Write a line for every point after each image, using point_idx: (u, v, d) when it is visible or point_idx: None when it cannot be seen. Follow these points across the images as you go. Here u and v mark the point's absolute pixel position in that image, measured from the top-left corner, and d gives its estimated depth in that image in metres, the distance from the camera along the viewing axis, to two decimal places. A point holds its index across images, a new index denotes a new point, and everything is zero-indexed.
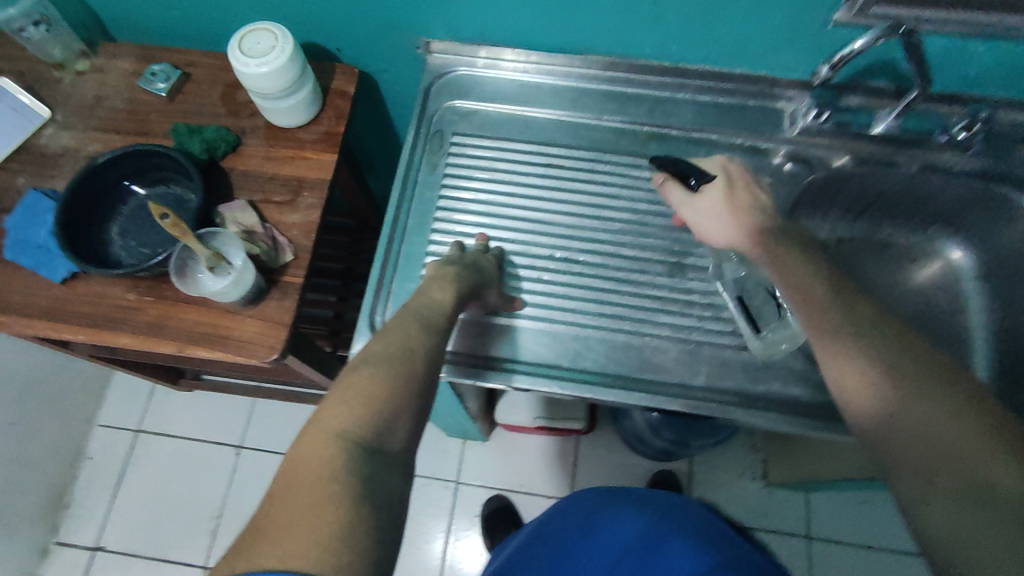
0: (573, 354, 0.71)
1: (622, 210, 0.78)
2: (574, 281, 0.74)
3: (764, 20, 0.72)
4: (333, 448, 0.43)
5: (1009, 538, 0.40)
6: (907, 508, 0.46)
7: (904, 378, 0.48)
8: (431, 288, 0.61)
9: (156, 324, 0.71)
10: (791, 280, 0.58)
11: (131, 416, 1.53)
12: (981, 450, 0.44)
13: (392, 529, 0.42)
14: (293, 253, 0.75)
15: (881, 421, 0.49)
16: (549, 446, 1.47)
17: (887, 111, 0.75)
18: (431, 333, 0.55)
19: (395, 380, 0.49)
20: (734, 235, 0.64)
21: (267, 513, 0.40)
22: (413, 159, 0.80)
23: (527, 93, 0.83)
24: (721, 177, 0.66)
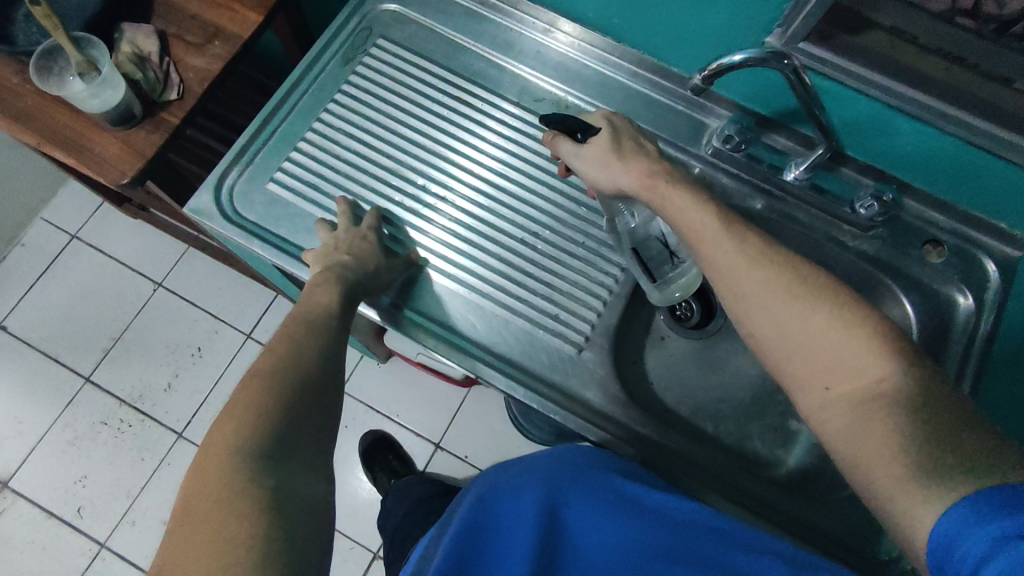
0: (403, 285, 0.71)
1: (509, 165, 0.76)
2: (431, 216, 0.73)
3: (703, 22, 0.67)
4: (224, 469, 0.49)
5: (905, 427, 0.45)
6: (812, 420, 0.51)
7: (797, 305, 0.51)
8: (313, 291, 0.63)
9: (28, 113, 0.73)
10: (689, 227, 0.57)
11: (73, 220, 1.58)
12: (867, 350, 0.48)
13: (305, 534, 0.49)
14: (180, 93, 0.74)
15: (783, 348, 0.52)
16: (438, 389, 1.47)
17: (800, 162, 0.71)
18: (321, 341, 0.60)
19: (281, 395, 0.54)
20: (620, 181, 0.63)
21: (176, 550, 0.46)
22: (332, 45, 0.79)
23: (468, 22, 0.81)
24: (605, 128, 0.65)
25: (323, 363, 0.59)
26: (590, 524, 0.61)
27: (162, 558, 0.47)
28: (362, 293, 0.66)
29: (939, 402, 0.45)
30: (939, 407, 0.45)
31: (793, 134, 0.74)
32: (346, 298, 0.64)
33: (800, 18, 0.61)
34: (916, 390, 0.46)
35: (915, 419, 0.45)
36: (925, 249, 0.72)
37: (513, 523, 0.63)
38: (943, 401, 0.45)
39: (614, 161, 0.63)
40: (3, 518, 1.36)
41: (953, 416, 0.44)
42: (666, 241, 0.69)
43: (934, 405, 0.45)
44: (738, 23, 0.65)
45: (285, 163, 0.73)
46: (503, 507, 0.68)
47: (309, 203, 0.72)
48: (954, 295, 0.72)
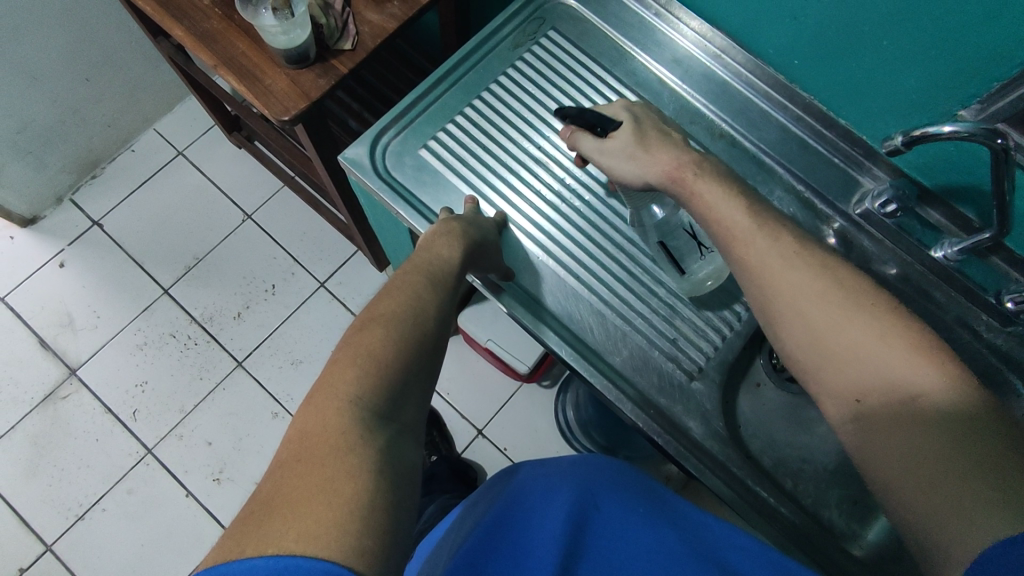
0: (526, 272, 0.71)
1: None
2: (565, 210, 0.74)
3: (892, 78, 0.66)
4: (342, 416, 0.43)
5: (942, 448, 0.45)
6: (840, 433, 0.51)
7: (832, 313, 0.53)
8: (437, 243, 0.62)
9: (212, 35, 0.76)
10: (730, 222, 0.59)
11: (182, 138, 1.64)
12: (908, 365, 0.49)
13: (408, 494, 0.42)
14: (353, 45, 0.76)
15: (814, 357, 0.53)
16: (492, 378, 1.49)
17: (952, 242, 0.69)
18: (439, 296, 0.57)
19: (400, 343, 0.50)
20: (651, 173, 0.64)
21: (279, 490, 0.39)
22: (505, 28, 0.80)
23: (640, 32, 0.81)
24: (628, 121, 0.67)
25: (438, 321, 0.55)
26: (623, 532, 0.59)
27: (257, 500, 0.39)
28: (477, 259, 0.64)
29: (974, 421, 0.45)
30: (980, 431, 0.44)
31: (951, 212, 0.71)
32: (466, 253, 0.62)
33: (1007, 96, 0.58)
34: (955, 411, 0.46)
35: (956, 441, 0.44)
36: None
37: (540, 515, 0.62)
38: (979, 416, 0.45)
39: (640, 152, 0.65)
40: (65, 403, 1.43)
41: (991, 442, 0.44)
42: (692, 230, 0.71)
43: (974, 428, 0.45)
44: (934, 89, 0.63)
45: (440, 133, 0.75)
46: (533, 499, 0.66)
47: (454, 176, 0.73)
48: None
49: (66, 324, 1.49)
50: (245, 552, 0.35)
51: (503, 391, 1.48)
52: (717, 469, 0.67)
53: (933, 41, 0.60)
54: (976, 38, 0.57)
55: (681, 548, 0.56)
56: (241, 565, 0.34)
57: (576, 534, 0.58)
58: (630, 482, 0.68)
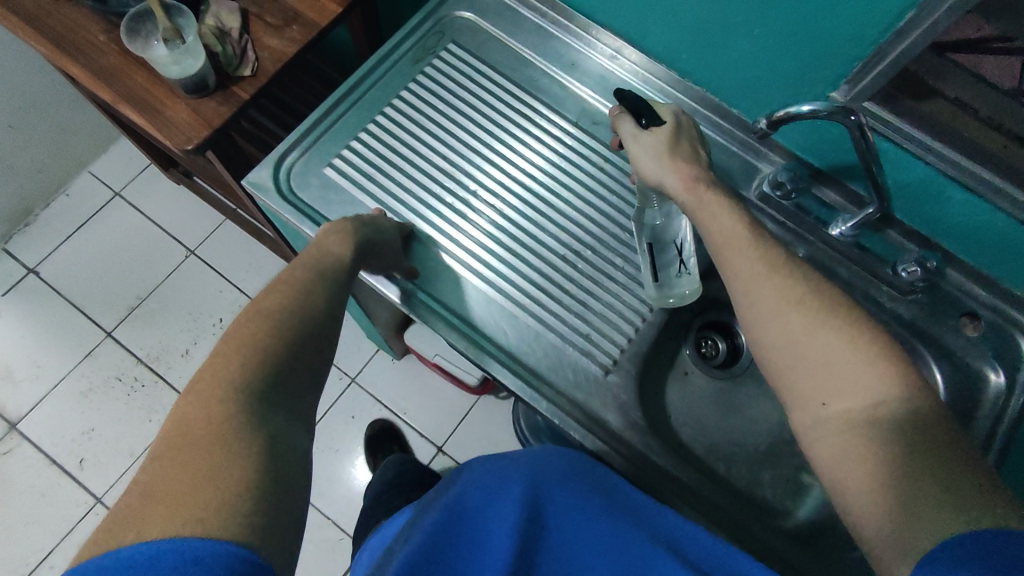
0: (442, 283, 0.72)
1: (583, 187, 0.77)
2: (480, 220, 0.75)
3: (767, 67, 0.69)
4: (223, 403, 0.45)
5: (899, 456, 0.47)
6: (805, 435, 0.53)
7: (810, 322, 0.53)
8: (326, 237, 0.61)
9: (111, 70, 0.76)
10: (720, 233, 0.59)
11: (118, 179, 1.62)
12: (880, 378, 0.50)
13: (291, 475, 0.45)
14: (253, 70, 0.77)
15: (784, 362, 0.54)
16: (448, 394, 1.48)
17: (847, 218, 0.72)
18: (331, 288, 0.58)
19: (283, 333, 0.52)
20: (667, 178, 0.62)
21: (158, 476, 0.41)
22: (405, 43, 0.81)
23: (537, 39, 0.83)
24: (670, 124, 0.65)
25: (330, 316, 0.56)
26: (575, 528, 0.60)
27: (137, 490, 0.41)
28: (372, 254, 0.65)
29: (932, 432, 0.48)
30: (939, 443, 0.47)
31: (844, 191, 0.74)
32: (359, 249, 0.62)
33: (870, 73, 0.61)
34: (916, 422, 0.48)
35: (914, 450, 0.47)
36: (962, 322, 0.71)
37: (491, 517, 0.62)
38: (931, 420, 0.48)
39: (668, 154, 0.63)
40: (8, 458, 1.38)
41: (948, 454, 0.46)
42: (680, 249, 0.70)
43: (932, 439, 0.47)
44: (805, 74, 0.66)
45: (345, 151, 0.76)
46: (482, 498, 0.65)
47: (362, 194, 0.74)
48: (987, 370, 0.70)
49: (5, 376, 1.44)
50: (125, 538, 0.38)
51: (459, 407, 1.48)
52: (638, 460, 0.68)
53: (795, 28, 0.63)
54: (831, 22, 0.60)
55: (627, 545, 0.56)
56: (120, 551, 0.37)
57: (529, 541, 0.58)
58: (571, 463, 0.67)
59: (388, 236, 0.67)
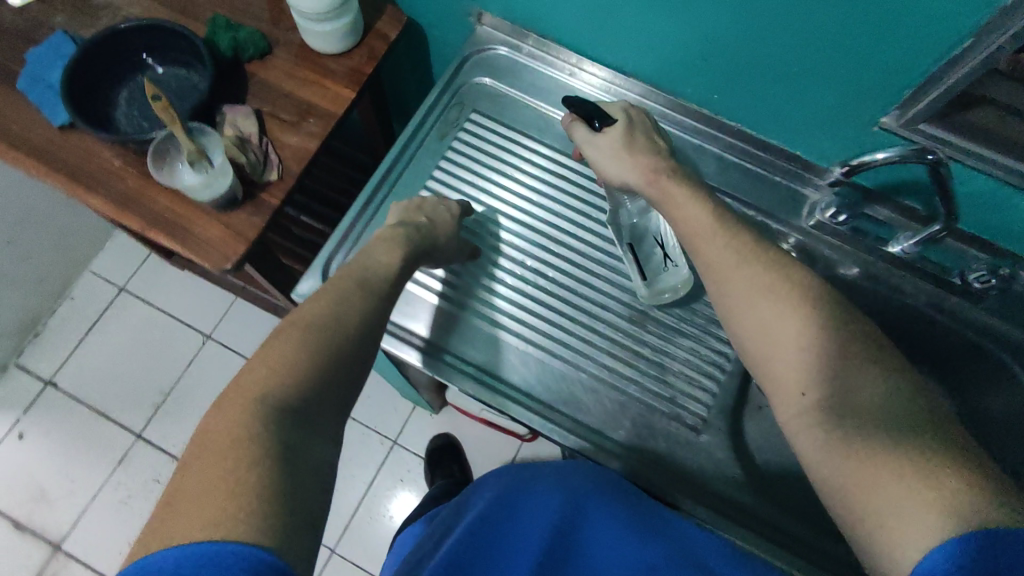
0: (508, 363, 0.70)
1: (583, 221, 0.77)
2: (535, 292, 0.73)
3: (811, 100, 0.67)
4: (247, 415, 0.45)
5: (881, 445, 0.46)
6: (789, 428, 0.52)
7: (784, 309, 0.53)
8: (377, 248, 0.63)
9: (130, 196, 0.71)
10: (692, 223, 0.60)
11: (121, 274, 1.58)
12: (854, 365, 0.50)
13: (314, 495, 0.44)
14: (279, 173, 0.75)
15: (767, 357, 0.53)
16: (494, 442, 1.46)
17: (907, 236, 0.71)
18: (363, 302, 0.57)
19: (318, 351, 0.50)
20: (628, 175, 0.65)
21: (188, 483, 0.42)
22: (427, 121, 0.79)
23: (560, 95, 0.81)
24: (621, 121, 0.67)
25: (365, 335, 0.55)
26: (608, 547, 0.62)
27: (168, 493, 0.42)
28: (425, 258, 0.66)
29: (910, 417, 0.47)
30: (919, 427, 0.47)
31: (898, 207, 0.73)
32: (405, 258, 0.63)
33: (926, 98, 0.59)
34: (898, 409, 0.48)
35: (897, 437, 0.46)
36: None
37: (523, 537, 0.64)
38: (922, 414, 0.47)
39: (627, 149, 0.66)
40: None
41: (928, 437, 0.46)
42: (662, 245, 0.73)
43: (913, 425, 0.47)
44: (853, 104, 0.65)
45: None
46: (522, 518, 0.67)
47: (417, 287, 0.73)
48: None
49: (39, 496, 1.40)
50: (151, 546, 0.39)
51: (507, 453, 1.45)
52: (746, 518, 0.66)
53: (841, 62, 0.62)
54: (881, 53, 0.59)
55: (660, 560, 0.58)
56: (151, 557, 0.38)
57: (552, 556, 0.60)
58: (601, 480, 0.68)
59: (442, 231, 0.68)
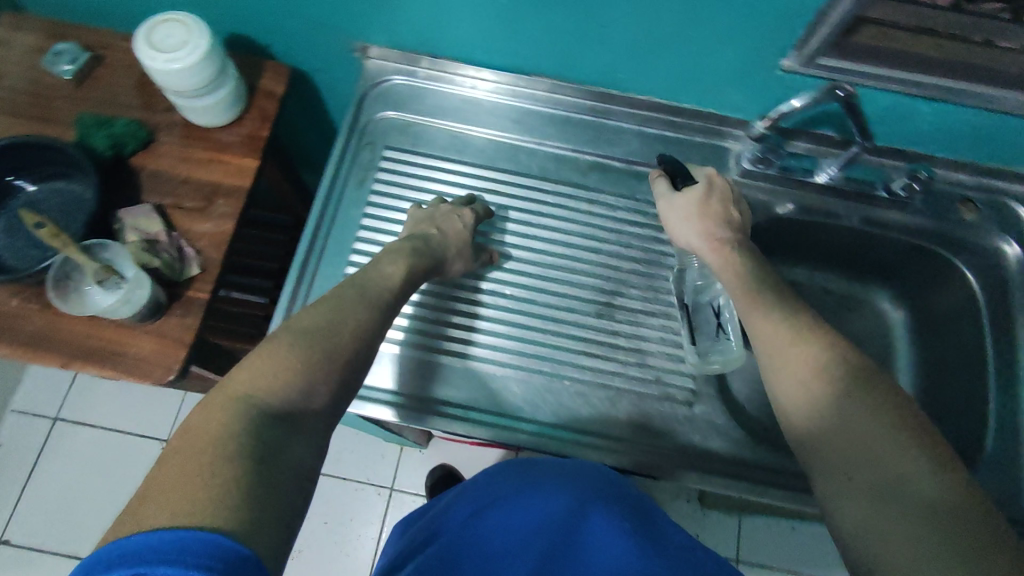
0: (500, 396, 0.69)
1: (563, 260, 0.74)
2: (513, 318, 0.71)
3: (712, 59, 0.68)
4: (230, 415, 0.44)
5: (919, 536, 0.44)
6: (829, 504, 0.50)
7: (819, 371, 0.53)
8: (381, 259, 0.61)
9: (43, 334, 0.65)
10: (745, 289, 0.62)
11: (50, 403, 1.44)
12: (899, 449, 0.48)
13: (285, 497, 0.43)
14: (200, 265, 0.69)
15: (815, 430, 0.53)
16: (490, 458, 1.44)
17: (831, 162, 0.74)
18: (365, 310, 0.55)
19: (309, 355, 0.49)
20: (694, 239, 0.68)
21: (160, 476, 0.40)
22: (341, 170, 0.76)
23: (467, 109, 0.79)
24: (700, 184, 0.68)
25: (362, 346, 0.53)
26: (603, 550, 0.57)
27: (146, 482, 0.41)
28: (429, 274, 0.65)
29: (957, 513, 0.44)
30: (968, 525, 0.43)
31: (815, 138, 0.76)
32: (410, 274, 0.61)
33: (817, 36, 0.61)
34: (943, 500, 0.45)
35: (939, 531, 0.43)
36: (961, 209, 0.76)
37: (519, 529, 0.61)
38: (967, 513, 0.44)
39: (703, 213, 0.68)
40: None
41: (979, 538, 0.43)
42: (718, 311, 0.72)
43: (960, 520, 0.43)
44: (753, 53, 0.66)
45: None
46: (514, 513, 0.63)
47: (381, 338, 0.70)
48: (1002, 246, 0.75)
49: None
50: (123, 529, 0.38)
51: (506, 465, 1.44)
52: (758, 472, 0.68)
53: (733, 17, 0.62)
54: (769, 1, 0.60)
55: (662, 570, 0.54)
56: (118, 543, 0.37)
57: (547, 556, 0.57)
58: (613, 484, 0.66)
59: (452, 240, 0.67)
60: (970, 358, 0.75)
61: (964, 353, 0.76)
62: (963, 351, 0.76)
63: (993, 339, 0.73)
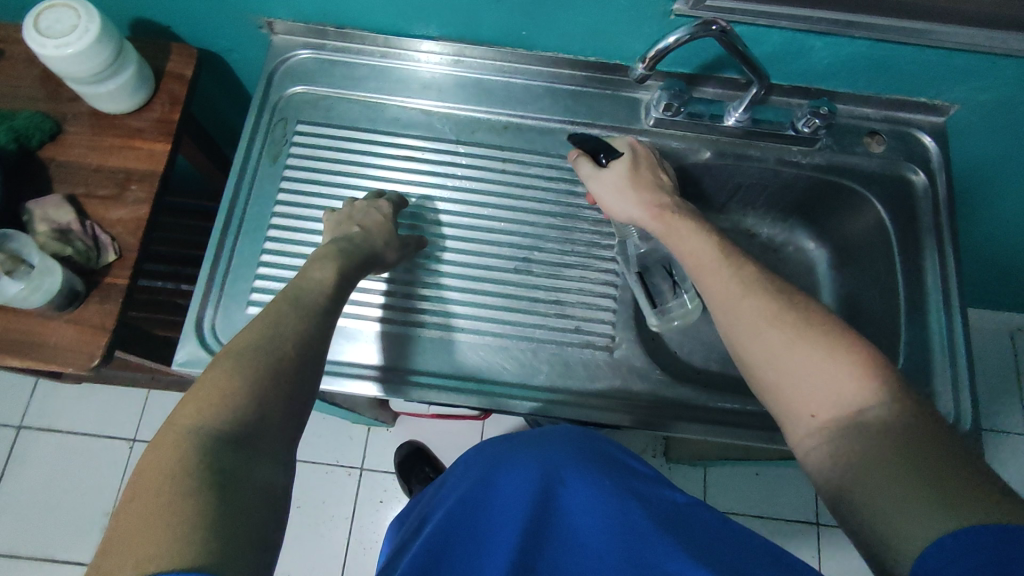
0: (454, 359, 0.70)
1: (515, 226, 0.75)
2: (474, 283, 0.72)
3: (607, 9, 0.69)
4: (180, 452, 0.42)
5: (884, 459, 0.47)
6: (800, 448, 0.54)
7: (767, 317, 0.57)
8: (310, 267, 0.60)
9: None
10: (693, 256, 0.64)
11: (12, 413, 1.43)
12: (856, 382, 0.51)
13: (258, 518, 0.42)
14: (117, 252, 0.70)
15: (772, 375, 0.56)
16: (457, 431, 1.46)
17: (737, 104, 0.75)
18: (304, 319, 0.54)
19: (251, 375, 0.48)
20: (633, 211, 0.68)
21: (121, 527, 0.40)
22: (253, 148, 0.76)
23: (379, 78, 0.79)
24: (626, 154, 0.70)
25: (306, 347, 0.52)
26: (586, 509, 0.65)
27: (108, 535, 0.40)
28: (366, 268, 0.64)
29: (915, 432, 0.48)
30: (925, 442, 0.47)
31: (722, 82, 0.77)
32: (342, 274, 0.60)
33: None
34: (901, 424, 0.48)
35: (901, 451, 0.47)
36: (869, 142, 0.78)
37: (508, 509, 0.66)
38: (923, 432, 0.47)
39: (635, 184, 0.69)
40: None
41: (936, 451, 0.46)
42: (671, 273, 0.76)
43: (918, 438, 0.47)
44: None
45: (258, 280, 0.71)
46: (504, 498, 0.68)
47: None
48: (908, 174, 0.77)
49: None
50: None
51: (473, 437, 1.46)
52: (680, 410, 0.70)
53: None
54: None
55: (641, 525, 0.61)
56: None
57: (535, 534, 0.63)
58: (594, 454, 0.72)
59: (376, 234, 0.66)
60: (883, 286, 0.77)
61: (877, 281, 0.78)
62: (876, 279, 0.78)
63: (902, 265, 0.75)
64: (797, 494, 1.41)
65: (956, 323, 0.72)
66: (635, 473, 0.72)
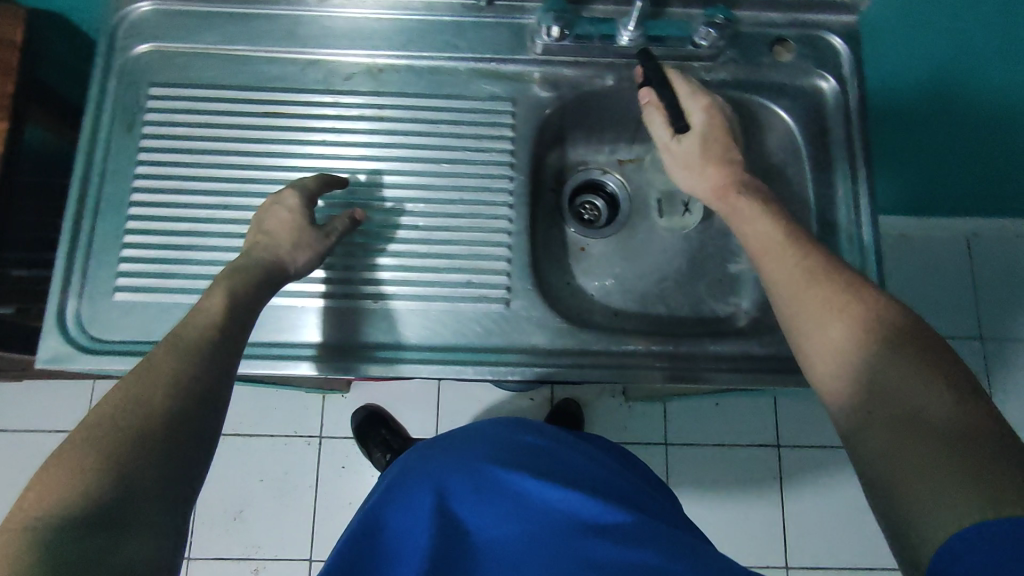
0: (399, 330, 0.66)
1: (420, 179, 0.69)
2: (418, 248, 0.68)
3: None
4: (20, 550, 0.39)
5: (944, 464, 0.43)
6: (849, 442, 0.50)
7: (837, 305, 0.52)
8: (201, 300, 0.54)
9: None
10: (756, 239, 0.59)
11: None
12: (919, 381, 0.47)
13: None
14: None
15: (832, 367, 0.52)
16: (414, 389, 1.45)
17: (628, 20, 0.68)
18: (180, 364, 0.49)
19: (106, 445, 0.43)
20: (699, 186, 0.65)
21: None
22: (104, 119, 0.69)
23: (238, 26, 0.71)
24: (699, 128, 0.65)
25: (183, 396, 0.47)
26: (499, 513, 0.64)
27: None
28: (272, 284, 0.58)
29: (975, 434, 0.44)
30: (986, 445, 0.43)
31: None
32: (232, 299, 0.54)
33: None
34: (961, 425, 0.44)
35: (960, 455, 0.43)
36: (776, 50, 0.72)
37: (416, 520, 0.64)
38: (985, 436, 0.44)
39: (702, 158, 0.64)
40: None
41: (994, 456, 0.42)
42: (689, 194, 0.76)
43: (978, 440, 0.43)
44: None
45: (121, 263, 0.66)
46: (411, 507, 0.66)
47: (174, 279, 0.65)
48: (818, 82, 0.72)
49: None
50: None
51: (431, 394, 1.45)
52: (584, 357, 0.67)
53: None
54: None
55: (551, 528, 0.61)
56: None
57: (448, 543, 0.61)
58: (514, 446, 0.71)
59: (280, 237, 0.60)
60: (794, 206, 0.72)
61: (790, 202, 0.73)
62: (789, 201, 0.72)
63: (814, 183, 0.71)
64: (757, 419, 1.41)
65: (867, 241, 0.68)
66: (560, 456, 0.71)
